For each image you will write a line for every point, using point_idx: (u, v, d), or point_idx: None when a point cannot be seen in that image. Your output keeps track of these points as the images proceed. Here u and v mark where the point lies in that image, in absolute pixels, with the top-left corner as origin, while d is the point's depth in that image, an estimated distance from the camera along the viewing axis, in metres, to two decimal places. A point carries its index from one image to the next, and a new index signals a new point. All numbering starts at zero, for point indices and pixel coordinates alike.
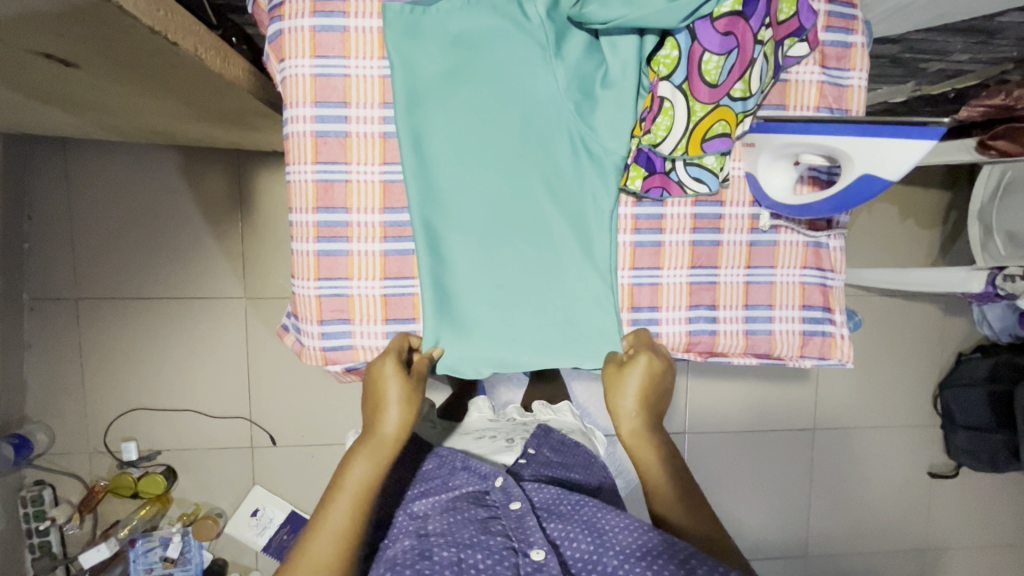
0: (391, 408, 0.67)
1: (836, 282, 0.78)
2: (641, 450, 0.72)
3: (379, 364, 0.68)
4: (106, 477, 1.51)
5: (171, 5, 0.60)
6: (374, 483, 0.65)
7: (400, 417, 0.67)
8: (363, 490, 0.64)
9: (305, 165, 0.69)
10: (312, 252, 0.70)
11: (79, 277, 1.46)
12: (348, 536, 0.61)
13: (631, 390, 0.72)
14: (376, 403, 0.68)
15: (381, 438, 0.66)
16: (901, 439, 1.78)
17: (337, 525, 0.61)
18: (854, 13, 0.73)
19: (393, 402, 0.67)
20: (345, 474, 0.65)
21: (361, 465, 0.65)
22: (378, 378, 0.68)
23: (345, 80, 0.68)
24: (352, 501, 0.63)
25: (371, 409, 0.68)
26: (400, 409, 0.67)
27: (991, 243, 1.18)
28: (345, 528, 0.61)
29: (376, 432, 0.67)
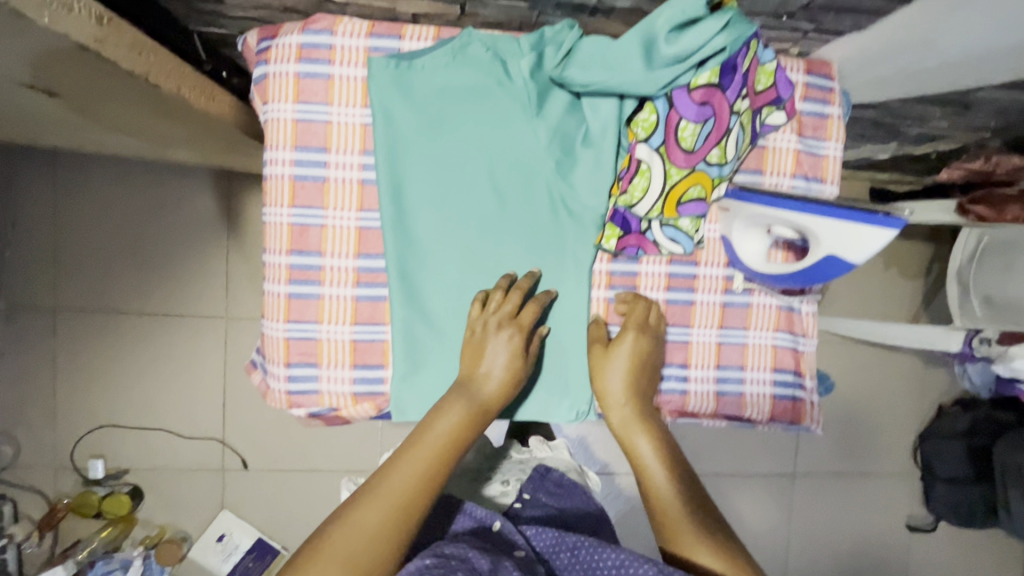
0: (492, 381, 0.67)
1: (807, 347, 0.78)
2: (630, 439, 0.71)
3: (500, 330, 0.68)
4: (70, 494, 1.48)
5: (155, 49, 0.61)
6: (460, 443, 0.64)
7: (499, 389, 0.68)
8: (443, 446, 0.63)
9: (281, 209, 0.69)
10: (283, 294, 0.70)
11: (58, 289, 1.45)
12: (425, 482, 0.60)
13: (617, 372, 0.71)
14: (480, 367, 0.68)
15: (477, 402, 0.66)
16: (879, 489, 1.77)
17: (416, 470, 0.60)
18: (831, 85, 0.75)
19: (497, 375, 0.68)
20: (430, 425, 0.64)
21: (444, 420, 0.64)
22: (488, 340, 0.68)
23: (326, 126, 0.69)
24: (431, 453, 0.62)
25: (469, 364, 0.69)
26: (501, 382, 0.68)
27: (969, 304, 1.19)
28: (420, 477, 0.60)
29: (473, 394, 0.67)
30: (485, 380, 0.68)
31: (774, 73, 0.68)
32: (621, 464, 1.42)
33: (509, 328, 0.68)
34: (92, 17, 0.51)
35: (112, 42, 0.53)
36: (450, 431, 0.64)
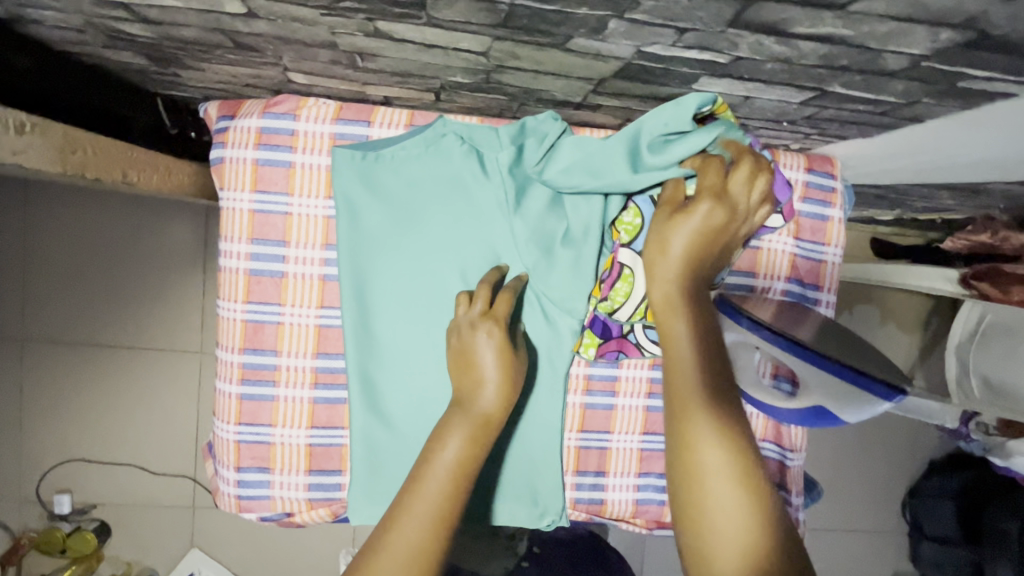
0: (488, 387, 0.58)
1: (795, 461, 0.73)
2: (669, 331, 0.52)
3: (477, 332, 0.59)
4: (35, 529, 1.43)
5: (93, 142, 0.55)
6: (469, 467, 0.54)
7: (498, 395, 0.58)
8: (451, 473, 0.53)
9: (234, 304, 0.65)
10: (234, 395, 0.65)
11: (28, 319, 1.40)
12: (439, 524, 0.50)
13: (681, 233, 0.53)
14: (469, 367, 0.59)
15: (475, 417, 0.57)
16: (866, 543, 1.74)
17: (432, 499, 0.51)
18: (833, 185, 0.70)
19: (489, 379, 0.58)
20: (434, 452, 0.55)
21: (452, 444, 0.55)
22: (476, 344, 0.59)
23: (285, 219, 0.64)
24: (440, 485, 0.52)
25: (459, 377, 0.60)
26: (499, 388, 0.58)
27: (968, 382, 1.13)
28: (435, 498, 0.52)
29: (469, 410, 0.57)
30: (478, 385, 0.58)
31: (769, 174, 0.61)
32: None
33: (485, 326, 0.59)
34: (8, 127, 0.45)
35: (36, 150, 0.48)
36: (455, 462, 0.54)
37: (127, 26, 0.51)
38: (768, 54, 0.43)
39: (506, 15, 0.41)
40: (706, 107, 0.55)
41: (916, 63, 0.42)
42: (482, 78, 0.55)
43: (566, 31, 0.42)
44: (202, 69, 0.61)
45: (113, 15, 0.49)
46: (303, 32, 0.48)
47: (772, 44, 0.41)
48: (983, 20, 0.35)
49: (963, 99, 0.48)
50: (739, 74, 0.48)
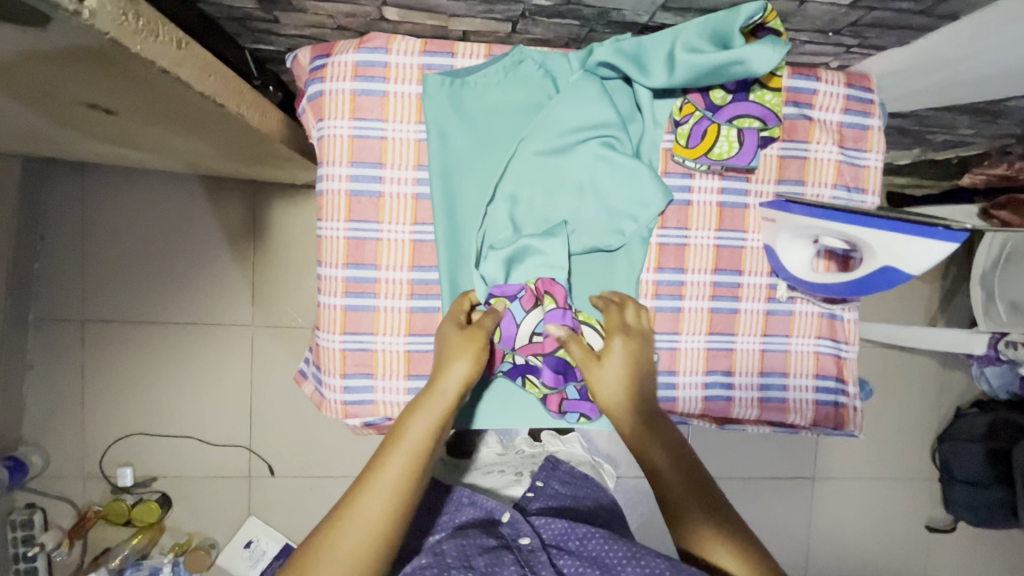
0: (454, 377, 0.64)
1: (850, 353, 0.79)
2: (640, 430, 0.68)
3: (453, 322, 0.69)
4: (99, 503, 1.49)
5: (221, 71, 0.62)
6: (430, 446, 0.60)
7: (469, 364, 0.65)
8: (418, 447, 0.59)
9: (337, 223, 0.71)
10: (339, 306, 0.72)
11: (88, 300, 1.46)
12: (397, 502, 0.56)
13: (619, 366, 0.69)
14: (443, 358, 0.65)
15: (439, 398, 0.63)
16: (898, 491, 1.78)
17: (398, 479, 0.57)
18: (871, 97, 0.77)
19: (463, 353, 0.65)
20: (402, 433, 0.60)
21: (421, 420, 0.61)
22: (452, 340, 0.66)
23: (381, 143, 0.70)
24: (393, 484, 0.57)
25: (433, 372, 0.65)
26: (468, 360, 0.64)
27: (993, 309, 1.22)
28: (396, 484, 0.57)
29: (434, 392, 0.63)
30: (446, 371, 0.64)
31: (736, 141, 0.72)
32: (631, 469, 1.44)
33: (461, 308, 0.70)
34: (173, 43, 0.52)
35: (187, 66, 0.55)
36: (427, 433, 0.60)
37: None
38: None
39: None
40: (757, 17, 0.62)
41: None
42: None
43: None
44: (305, 9, 0.69)
45: None
46: None
47: None
48: None
49: None
50: None
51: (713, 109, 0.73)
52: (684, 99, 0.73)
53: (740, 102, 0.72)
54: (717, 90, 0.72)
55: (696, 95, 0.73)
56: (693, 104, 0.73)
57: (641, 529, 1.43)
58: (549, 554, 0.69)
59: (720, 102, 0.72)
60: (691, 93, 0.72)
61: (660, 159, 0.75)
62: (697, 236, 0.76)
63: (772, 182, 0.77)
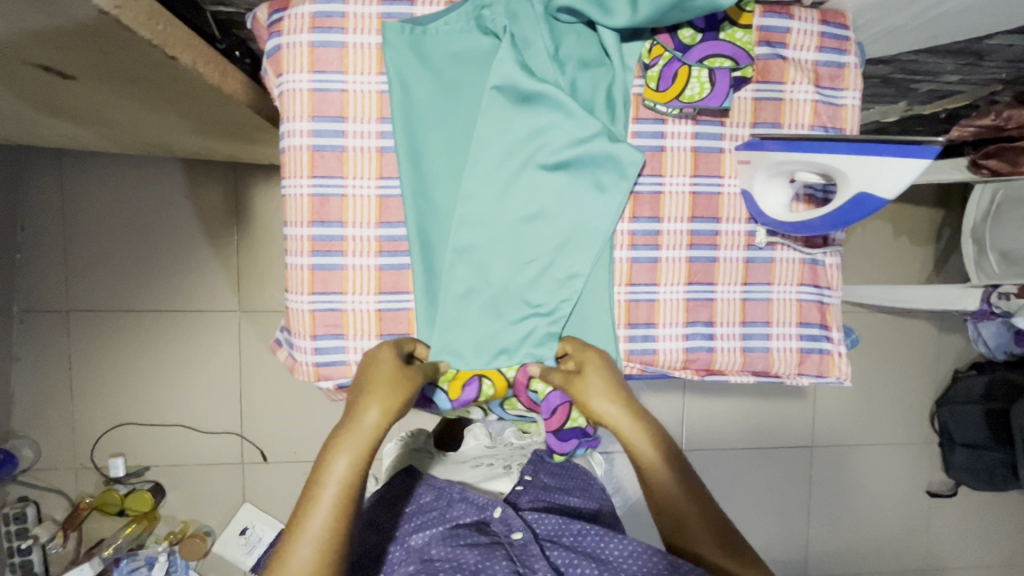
0: (371, 402, 0.60)
1: (833, 299, 0.78)
2: (633, 443, 0.67)
3: (374, 355, 0.66)
4: (92, 494, 1.48)
5: (169, 20, 0.60)
6: (355, 481, 0.58)
7: (383, 408, 0.60)
8: (341, 490, 0.57)
9: (301, 179, 0.69)
10: (306, 265, 0.70)
11: (72, 290, 1.45)
12: (323, 548, 0.55)
13: (604, 395, 0.67)
14: (362, 391, 0.62)
15: (362, 429, 0.59)
16: (897, 457, 1.76)
17: (316, 534, 0.55)
18: (847, 34, 0.75)
19: (375, 390, 0.61)
20: (323, 473, 0.58)
21: (339, 462, 0.58)
22: (369, 366, 0.64)
23: (342, 95, 0.69)
24: (320, 529, 0.55)
25: (354, 397, 0.62)
26: (380, 402, 0.61)
27: (985, 262, 1.19)
28: (326, 531, 0.55)
29: (357, 423, 0.60)
30: (365, 401, 0.61)
31: (708, 80, 0.70)
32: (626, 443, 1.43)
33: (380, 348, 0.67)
34: None
35: (131, 8, 0.53)
36: (346, 477, 0.57)
37: None
38: None
39: None
40: None
41: None
42: None
43: None
44: None
45: None
46: None
47: None
48: None
49: None
50: None
51: (683, 50, 0.71)
52: (652, 41, 0.71)
53: (710, 41, 0.70)
54: (685, 29, 0.71)
55: (664, 36, 0.71)
56: (660, 48, 0.71)
57: (634, 503, 1.43)
58: (542, 546, 0.69)
59: (690, 41, 0.71)
60: (659, 34, 0.71)
61: (632, 105, 0.73)
62: (672, 182, 0.74)
63: (747, 125, 0.75)
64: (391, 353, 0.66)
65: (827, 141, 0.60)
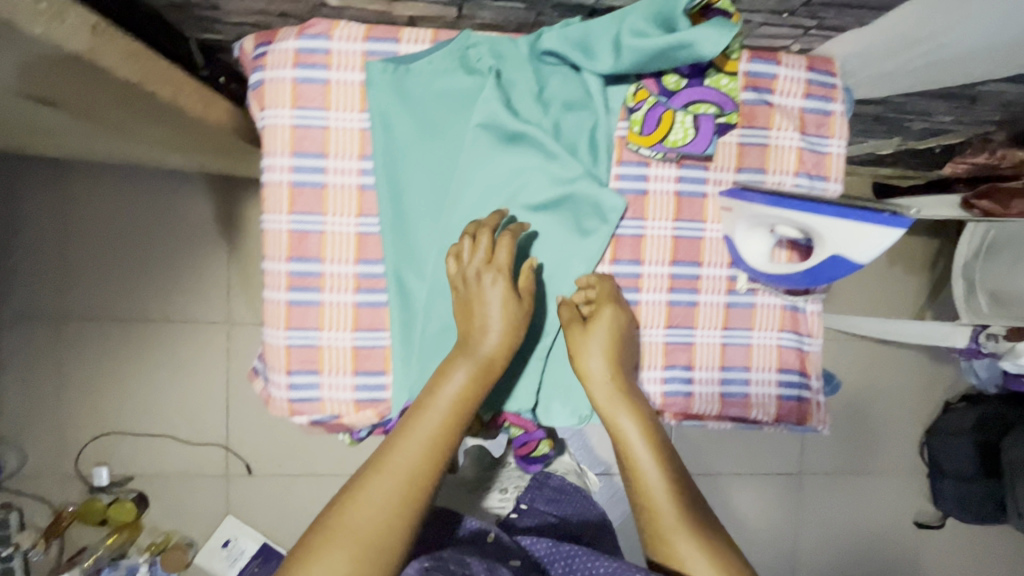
0: (492, 330, 0.65)
1: (813, 347, 0.77)
2: (614, 417, 0.67)
3: (483, 278, 0.65)
4: (76, 502, 1.48)
5: (149, 57, 0.60)
6: (468, 401, 0.62)
7: (501, 338, 0.65)
8: (455, 405, 0.61)
9: (280, 215, 0.69)
10: (283, 301, 0.70)
11: (62, 298, 1.45)
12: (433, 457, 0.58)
13: (597, 354, 0.68)
14: (477, 323, 0.65)
15: (479, 357, 0.64)
16: (886, 486, 1.75)
17: (427, 437, 0.59)
18: (834, 81, 0.74)
19: (494, 326, 0.65)
20: (439, 385, 0.62)
21: (456, 378, 0.62)
22: (480, 292, 0.65)
23: (323, 132, 0.68)
24: (432, 437, 0.59)
25: (466, 323, 0.66)
26: (502, 334, 0.65)
27: (975, 301, 1.19)
28: (432, 442, 0.59)
29: (472, 350, 0.64)
30: (483, 330, 0.65)
31: (691, 127, 0.70)
32: (611, 467, 1.42)
33: (490, 272, 0.65)
34: (86, 25, 0.50)
35: (106, 50, 0.53)
36: (461, 393, 0.62)
37: None
38: None
39: None
40: None
41: None
42: None
43: None
44: None
45: None
46: None
47: None
48: None
49: None
50: None
51: (667, 95, 0.70)
52: (637, 85, 0.71)
53: (696, 87, 0.70)
54: (670, 75, 0.70)
55: (649, 81, 0.70)
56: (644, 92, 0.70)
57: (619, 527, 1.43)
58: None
59: (674, 87, 0.70)
60: (645, 78, 0.70)
61: (615, 148, 0.73)
62: (654, 226, 0.74)
63: (731, 170, 0.74)
64: (504, 281, 0.66)
65: (803, 201, 0.60)
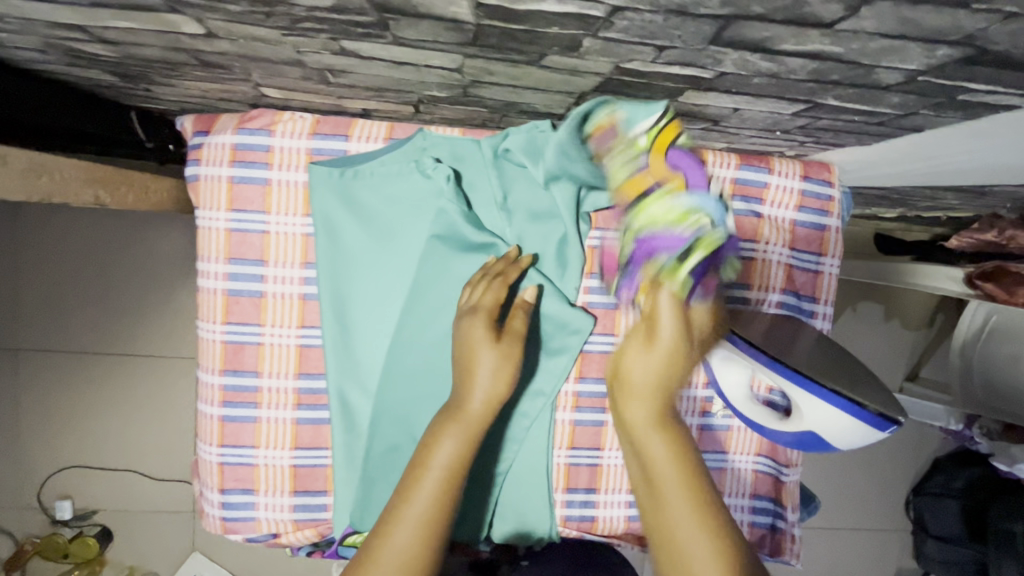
0: (478, 385, 0.57)
1: (791, 476, 0.71)
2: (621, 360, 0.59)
3: (465, 322, 0.59)
4: (38, 535, 1.44)
5: (58, 166, 0.54)
6: (461, 469, 0.55)
7: (486, 401, 0.57)
8: (445, 474, 0.54)
9: (213, 325, 0.63)
10: (216, 416, 0.64)
11: (23, 328, 1.39)
12: (428, 531, 0.51)
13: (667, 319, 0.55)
14: (461, 369, 0.58)
15: (467, 416, 0.56)
16: (871, 542, 1.70)
17: (419, 518, 0.51)
18: (831, 192, 0.68)
19: (479, 378, 0.57)
20: (429, 454, 0.55)
21: (446, 442, 0.55)
22: (465, 332, 0.58)
23: (262, 237, 0.62)
24: (422, 516, 0.51)
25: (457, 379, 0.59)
26: (488, 392, 0.57)
27: (971, 385, 1.13)
28: (430, 513, 0.52)
29: (460, 410, 0.57)
30: (467, 391, 0.57)
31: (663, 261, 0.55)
32: None
33: (471, 315, 0.59)
34: None
35: None
36: (451, 461, 0.54)
37: (88, 46, 0.49)
38: (754, 69, 0.41)
39: (474, 34, 0.39)
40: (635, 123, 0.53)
41: (912, 78, 0.40)
42: (459, 92, 0.53)
43: (539, 49, 0.40)
44: (173, 85, 0.59)
45: (72, 37, 0.47)
46: (267, 51, 0.46)
47: (758, 60, 0.39)
48: (981, 38, 0.33)
49: (962, 111, 0.45)
50: (725, 88, 0.45)
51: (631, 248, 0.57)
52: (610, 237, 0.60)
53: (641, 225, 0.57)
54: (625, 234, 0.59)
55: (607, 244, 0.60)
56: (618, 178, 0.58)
57: None
58: None
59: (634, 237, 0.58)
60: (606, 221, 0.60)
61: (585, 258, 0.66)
62: None
63: None
64: (486, 323, 0.59)
65: (803, 377, 0.52)
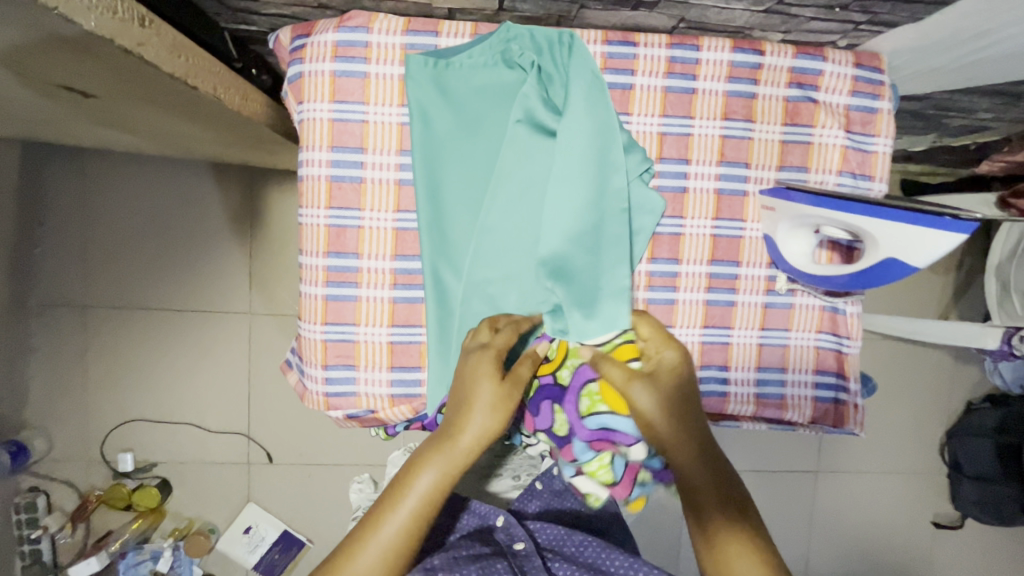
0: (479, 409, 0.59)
1: (852, 349, 0.76)
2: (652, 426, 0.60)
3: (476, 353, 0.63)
4: (102, 487, 1.50)
5: (193, 51, 0.60)
6: (442, 491, 0.57)
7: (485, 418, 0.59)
8: (422, 503, 0.57)
9: (317, 210, 0.69)
10: (320, 296, 0.70)
11: (87, 285, 1.46)
12: (403, 543, 0.55)
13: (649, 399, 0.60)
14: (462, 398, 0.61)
15: (453, 449, 0.58)
16: (910, 488, 1.71)
17: (395, 534, 0.55)
18: (881, 78, 0.73)
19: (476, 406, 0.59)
20: (408, 480, 0.57)
21: (427, 472, 0.57)
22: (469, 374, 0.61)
23: (362, 126, 0.68)
24: (400, 526, 0.55)
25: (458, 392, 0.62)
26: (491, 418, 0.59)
27: (1008, 302, 1.17)
28: (405, 526, 0.56)
29: (448, 441, 0.59)
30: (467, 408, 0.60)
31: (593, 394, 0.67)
32: None
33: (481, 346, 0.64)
34: (135, 19, 0.49)
35: (154, 44, 0.53)
36: (431, 489, 0.57)
37: None
38: None
39: None
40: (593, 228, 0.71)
41: None
42: None
43: None
44: None
45: None
46: None
47: None
48: None
49: None
50: None
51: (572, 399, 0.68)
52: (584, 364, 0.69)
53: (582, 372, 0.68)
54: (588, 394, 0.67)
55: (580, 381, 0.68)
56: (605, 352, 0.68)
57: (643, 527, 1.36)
58: (544, 558, 0.73)
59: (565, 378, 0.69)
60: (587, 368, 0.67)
61: (655, 144, 0.72)
62: (693, 224, 0.73)
63: (772, 168, 0.73)
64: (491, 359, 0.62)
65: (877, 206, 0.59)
